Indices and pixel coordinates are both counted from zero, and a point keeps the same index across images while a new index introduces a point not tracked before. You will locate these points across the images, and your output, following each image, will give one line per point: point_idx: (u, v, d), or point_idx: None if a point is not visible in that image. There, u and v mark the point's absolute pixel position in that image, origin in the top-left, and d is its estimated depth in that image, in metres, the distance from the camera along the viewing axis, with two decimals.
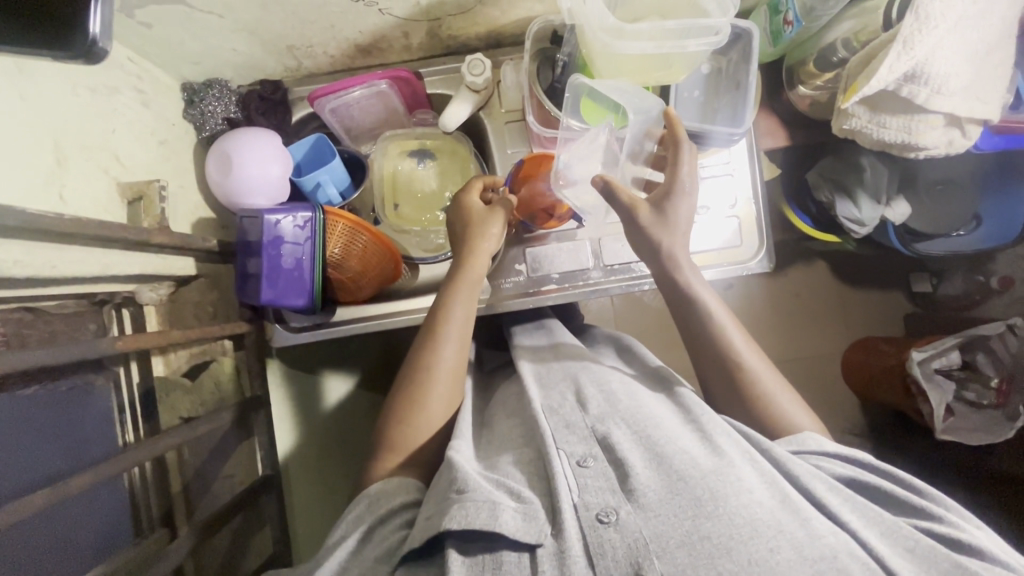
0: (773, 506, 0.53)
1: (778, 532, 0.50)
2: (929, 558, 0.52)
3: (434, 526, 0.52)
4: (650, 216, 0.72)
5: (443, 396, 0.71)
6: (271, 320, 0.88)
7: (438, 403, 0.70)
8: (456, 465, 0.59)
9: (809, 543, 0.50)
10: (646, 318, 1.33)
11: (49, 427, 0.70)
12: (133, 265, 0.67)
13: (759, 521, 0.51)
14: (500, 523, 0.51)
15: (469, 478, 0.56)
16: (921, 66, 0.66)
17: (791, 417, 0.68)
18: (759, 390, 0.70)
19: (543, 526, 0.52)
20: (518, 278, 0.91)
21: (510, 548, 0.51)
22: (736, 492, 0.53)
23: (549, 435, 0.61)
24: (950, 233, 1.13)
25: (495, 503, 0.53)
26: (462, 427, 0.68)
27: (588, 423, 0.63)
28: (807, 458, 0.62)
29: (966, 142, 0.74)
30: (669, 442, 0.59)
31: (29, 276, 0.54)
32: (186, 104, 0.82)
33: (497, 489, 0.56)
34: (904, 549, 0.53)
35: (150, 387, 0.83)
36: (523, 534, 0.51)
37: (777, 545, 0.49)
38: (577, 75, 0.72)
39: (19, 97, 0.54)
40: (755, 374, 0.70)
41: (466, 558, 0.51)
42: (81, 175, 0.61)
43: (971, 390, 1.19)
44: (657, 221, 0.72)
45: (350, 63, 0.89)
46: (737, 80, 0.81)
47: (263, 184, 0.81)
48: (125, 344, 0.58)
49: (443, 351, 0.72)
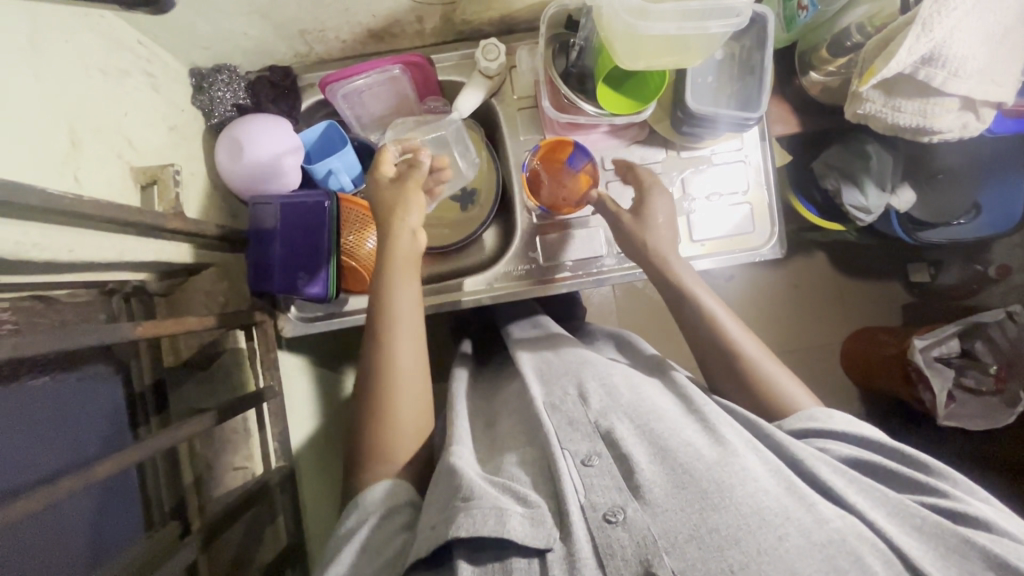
0: (780, 493, 0.53)
1: (786, 519, 0.50)
2: (937, 535, 0.52)
3: (439, 536, 0.52)
4: (635, 217, 0.79)
5: (415, 397, 0.68)
6: (282, 308, 0.88)
7: (410, 401, 0.67)
8: (455, 472, 0.58)
9: (817, 529, 0.50)
10: (646, 310, 1.33)
11: (62, 421, 0.69)
12: (149, 252, 0.65)
13: (765, 509, 0.51)
14: (508, 529, 0.51)
15: (474, 484, 0.56)
16: (939, 48, 0.66)
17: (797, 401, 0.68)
18: (766, 383, 0.70)
19: (551, 530, 0.52)
20: (532, 265, 0.90)
21: (519, 554, 0.52)
22: (742, 481, 0.53)
23: (552, 434, 0.61)
24: (951, 221, 1.14)
25: (502, 509, 0.53)
26: (461, 434, 0.67)
27: (590, 419, 0.62)
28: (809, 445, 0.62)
29: (979, 125, 0.75)
30: (672, 434, 0.59)
31: (48, 260, 0.53)
32: (194, 90, 0.80)
33: (504, 494, 0.56)
34: (912, 528, 0.53)
35: (160, 379, 0.82)
36: (532, 540, 0.51)
37: (785, 532, 0.49)
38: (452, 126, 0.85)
39: (34, 76, 0.53)
40: (757, 366, 0.71)
41: (475, 567, 0.51)
42: (96, 159, 0.60)
43: (971, 376, 1.20)
44: (637, 223, 0.78)
45: (362, 48, 0.88)
46: (751, 66, 0.82)
47: (273, 170, 0.80)
48: (146, 329, 0.58)
49: (399, 351, 0.68)
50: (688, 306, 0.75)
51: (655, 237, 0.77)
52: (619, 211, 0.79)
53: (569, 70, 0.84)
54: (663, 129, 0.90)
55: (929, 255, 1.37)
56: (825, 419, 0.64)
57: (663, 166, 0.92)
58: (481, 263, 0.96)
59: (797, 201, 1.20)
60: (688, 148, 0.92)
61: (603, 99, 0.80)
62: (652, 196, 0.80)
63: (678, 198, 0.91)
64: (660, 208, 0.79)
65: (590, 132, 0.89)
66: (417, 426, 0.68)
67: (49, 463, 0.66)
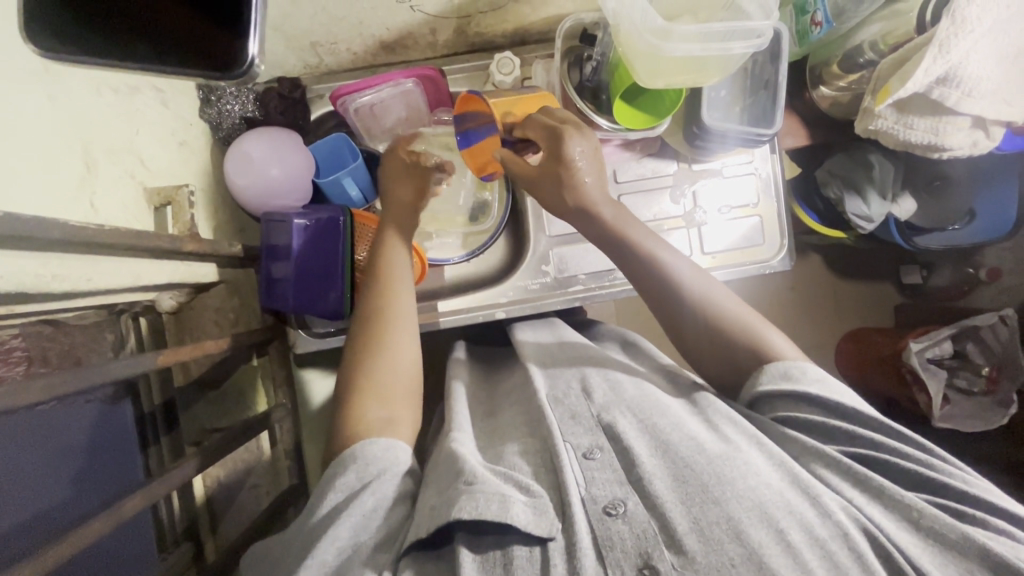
0: (783, 487, 0.53)
1: (789, 512, 0.51)
2: (935, 530, 0.51)
3: (441, 516, 0.51)
4: (551, 180, 0.72)
5: (408, 349, 0.69)
6: (293, 326, 0.85)
7: (403, 354, 0.68)
8: (461, 457, 0.57)
9: (820, 524, 0.50)
10: (645, 314, 1.33)
11: (74, 448, 0.67)
12: (165, 273, 0.64)
13: (767, 502, 0.51)
14: (511, 516, 0.50)
15: (476, 469, 0.55)
16: (955, 69, 0.67)
17: (783, 352, 0.65)
18: (753, 341, 0.66)
19: (553, 521, 0.51)
20: (545, 279, 0.90)
21: (521, 542, 0.50)
22: (742, 475, 0.53)
23: (555, 426, 0.60)
24: (946, 227, 1.16)
25: (506, 495, 0.52)
26: (461, 420, 0.67)
27: (591, 412, 0.63)
28: (791, 418, 0.60)
29: (989, 143, 0.77)
30: (676, 429, 0.59)
31: (66, 290, 0.52)
32: (202, 102, 0.78)
33: (505, 483, 0.55)
34: (907, 523, 0.52)
35: (170, 400, 0.81)
36: (535, 527, 0.50)
37: (788, 525, 0.50)
38: None
39: (47, 98, 0.51)
40: (758, 341, 0.66)
41: (476, 555, 0.50)
42: (111, 182, 0.59)
43: (962, 377, 1.22)
44: (553, 183, 0.72)
45: (372, 60, 0.88)
46: (765, 80, 0.82)
47: (285, 186, 0.79)
48: (167, 359, 0.57)
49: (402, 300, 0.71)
50: (659, 275, 0.71)
51: (579, 193, 0.71)
52: (526, 168, 0.74)
53: (584, 84, 0.84)
54: (676, 141, 0.90)
55: (920, 257, 1.38)
56: (800, 377, 0.62)
57: (675, 178, 0.92)
58: (492, 271, 0.96)
59: (801, 209, 1.20)
60: (699, 161, 0.92)
61: (619, 115, 0.79)
62: (567, 133, 0.70)
63: (690, 210, 0.92)
64: (567, 152, 0.70)
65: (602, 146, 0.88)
66: (416, 395, 0.66)
67: (62, 492, 0.64)
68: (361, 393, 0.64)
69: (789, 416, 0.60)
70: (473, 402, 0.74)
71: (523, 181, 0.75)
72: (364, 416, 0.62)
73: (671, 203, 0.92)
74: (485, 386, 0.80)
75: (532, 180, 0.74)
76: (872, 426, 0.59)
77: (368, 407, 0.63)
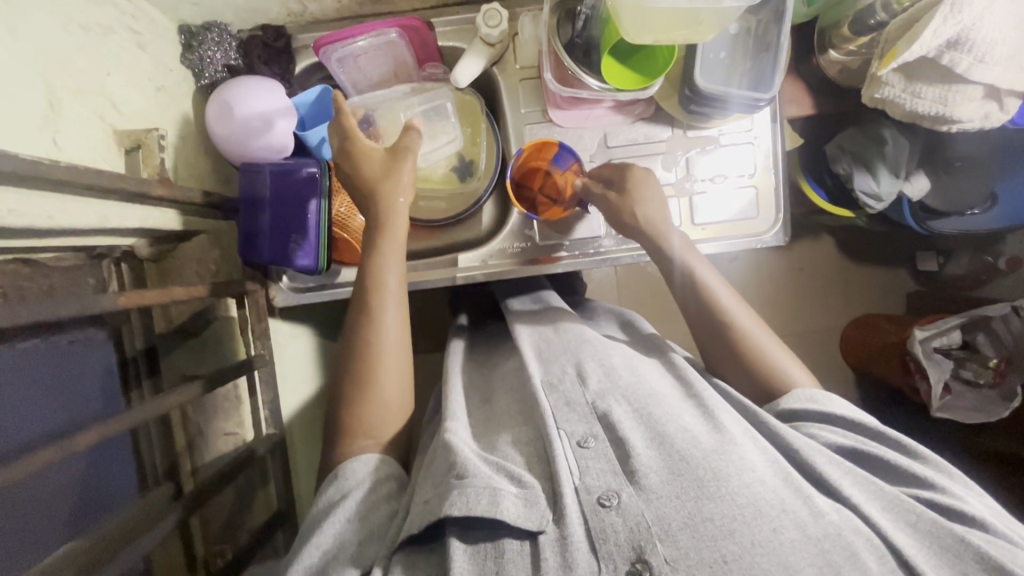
0: (777, 484, 0.52)
1: (781, 511, 0.49)
2: (933, 533, 0.51)
3: (433, 510, 0.52)
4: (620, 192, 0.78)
5: (399, 335, 0.68)
6: (274, 280, 0.86)
7: (396, 336, 0.68)
8: (454, 447, 0.57)
9: (813, 523, 0.49)
10: (648, 289, 1.30)
11: (54, 382, 0.70)
12: (133, 218, 0.65)
13: (762, 501, 0.50)
14: (501, 510, 0.50)
15: (469, 462, 0.55)
16: (966, 32, 0.63)
17: (788, 373, 0.67)
18: (761, 357, 0.68)
19: (544, 512, 0.51)
20: (526, 244, 0.89)
21: (511, 536, 0.51)
22: (739, 472, 0.52)
23: (549, 413, 0.59)
24: (965, 211, 1.08)
25: (496, 488, 0.52)
26: (456, 409, 0.66)
27: (586, 400, 0.60)
28: (802, 426, 0.61)
29: (1002, 116, 0.72)
30: (671, 420, 0.58)
31: (26, 226, 0.52)
32: (184, 48, 0.78)
33: (497, 474, 0.54)
34: (905, 523, 0.52)
35: (152, 345, 0.81)
36: (525, 521, 0.50)
37: (781, 525, 0.48)
38: (458, 78, 0.82)
39: (8, 33, 0.51)
40: (768, 360, 0.68)
41: (468, 546, 0.51)
42: (77, 122, 0.58)
43: (969, 369, 1.14)
44: (621, 195, 0.78)
45: (358, 9, 0.86)
46: (767, 42, 0.77)
47: (263, 133, 0.78)
48: (130, 300, 0.56)
49: (387, 313, 0.67)
50: (696, 279, 0.72)
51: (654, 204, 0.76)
52: (605, 193, 0.79)
53: (574, 40, 0.80)
54: (670, 105, 0.87)
55: (939, 243, 1.32)
56: (824, 401, 0.63)
57: (669, 145, 0.88)
58: (479, 236, 0.94)
59: (808, 186, 1.14)
60: (695, 128, 0.88)
61: (608, 73, 0.76)
62: (633, 167, 0.80)
63: (681, 179, 0.88)
64: (643, 177, 0.78)
65: (593, 106, 0.86)
66: (405, 363, 0.68)
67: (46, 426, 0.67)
68: (373, 374, 0.66)
69: (796, 428, 0.61)
70: (466, 383, 0.74)
71: (599, 205, 0.80)
72: (381, 387, 0.66)
73: (665, 170, 0.88)
74: (473, 368, 0.79)
75: (605, 198, 0.79)
76: (875, 434, 0.60)
77: (375, 410, 0.65)
